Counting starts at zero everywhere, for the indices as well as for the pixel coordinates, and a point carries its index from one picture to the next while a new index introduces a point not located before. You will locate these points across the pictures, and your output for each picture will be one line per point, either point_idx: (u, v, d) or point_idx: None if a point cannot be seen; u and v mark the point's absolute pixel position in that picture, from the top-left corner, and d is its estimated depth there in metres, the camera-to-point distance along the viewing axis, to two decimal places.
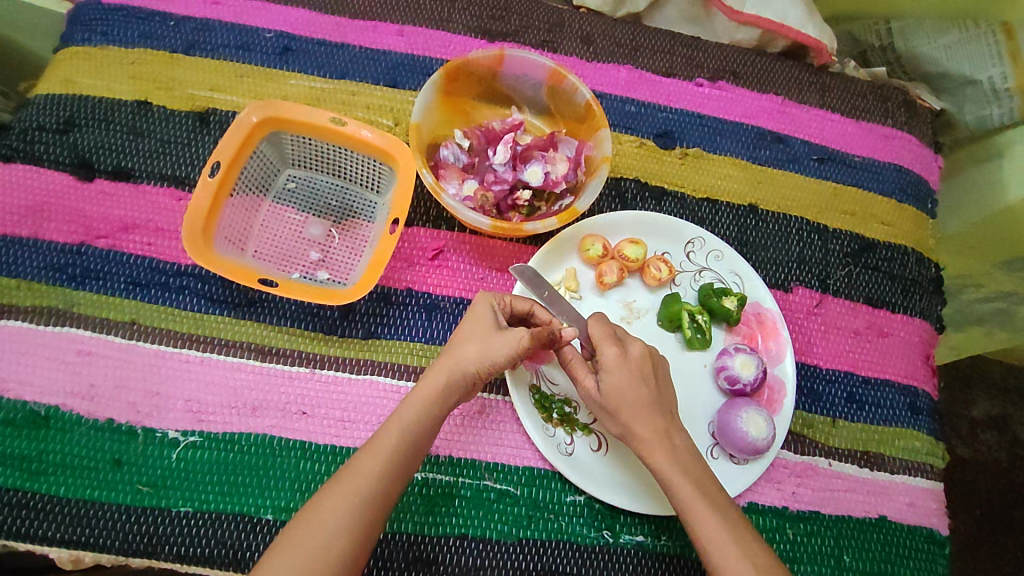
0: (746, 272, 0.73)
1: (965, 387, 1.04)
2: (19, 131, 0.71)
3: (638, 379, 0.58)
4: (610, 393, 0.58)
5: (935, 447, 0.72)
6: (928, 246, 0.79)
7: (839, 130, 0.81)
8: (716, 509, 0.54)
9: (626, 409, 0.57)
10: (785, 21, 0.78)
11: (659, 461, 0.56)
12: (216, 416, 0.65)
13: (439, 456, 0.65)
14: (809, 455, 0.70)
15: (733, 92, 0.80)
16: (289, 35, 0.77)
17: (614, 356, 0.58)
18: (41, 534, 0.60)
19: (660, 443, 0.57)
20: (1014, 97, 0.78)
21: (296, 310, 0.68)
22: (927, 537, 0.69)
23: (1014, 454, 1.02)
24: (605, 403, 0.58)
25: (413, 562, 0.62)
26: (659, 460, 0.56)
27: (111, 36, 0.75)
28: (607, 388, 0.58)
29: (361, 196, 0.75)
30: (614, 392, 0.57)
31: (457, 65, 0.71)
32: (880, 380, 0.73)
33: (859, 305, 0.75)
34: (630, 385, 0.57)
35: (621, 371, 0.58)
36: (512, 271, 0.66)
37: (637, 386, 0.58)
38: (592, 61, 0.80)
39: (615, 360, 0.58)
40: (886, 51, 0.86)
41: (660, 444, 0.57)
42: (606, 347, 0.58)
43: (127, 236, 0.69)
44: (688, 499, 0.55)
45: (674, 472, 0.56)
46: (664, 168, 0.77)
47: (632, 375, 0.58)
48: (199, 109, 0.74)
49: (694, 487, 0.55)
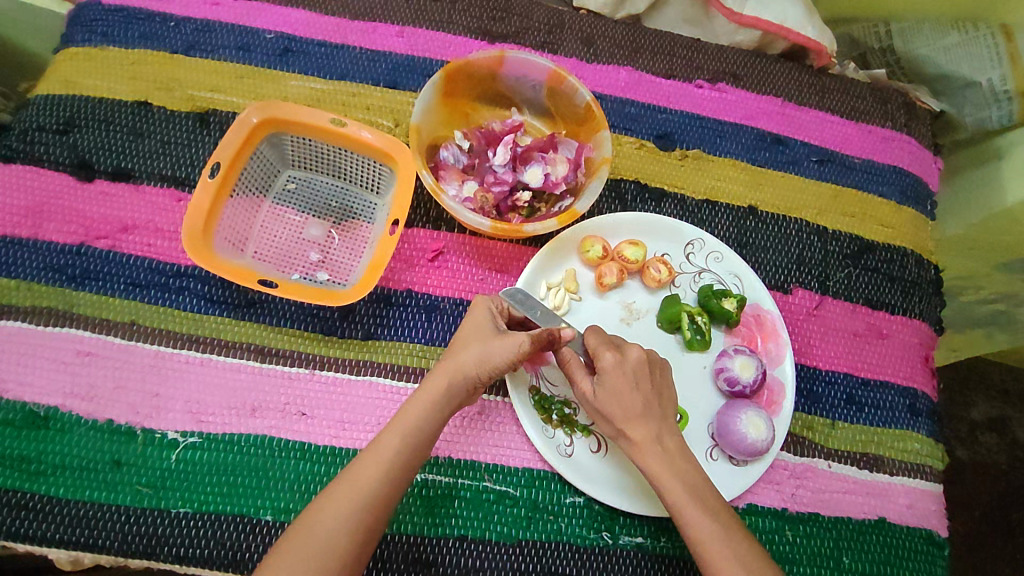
0: (746, 273, 0.73)
1: (965, 390, 1.04)
2: (19, 132, 0.71)
3: (636, 383, 0.58)
4: (607, 397, 0.58)
5: (935, 449, 0.72)
6: (927, 247, 0.79)
7: (839, 132, 0.81)
8: (708, 509, 0.55)
9: (624, 414, 0.57)
10: (785, 22, 0.78)
11: (651, 461, 0.57)
12: (216, 417, 0.64)
13: (438, 457, 0.65)
14: (808, 456, 0.70)
15: (733, 94, 0.81)
16: (290, 36, 0.77)
17: (612, 361, 0.58)
18: (41, 535, 0.60)
19: (653, 445, 0.57)
20: (1013, 98, 0.78)
21: (296, 311, 0.68)
22: (927, 539, 0.69)
23: (1014, 457, 1.02)
24: (603, 407, 0.58)
25: (413, 563, 0.62)
26: (652, 463, 0.57)
27: (111, 37, 0.75)
28: (604, 392, 0.58)
29: (361, 197, 0.75)
30: (612, 397, 0.58)
31: (457, 66, 0.71)
32: (880, 382, 0.73)
33: (859, 306, 0.75)
34: (628, 388, 0.58)
35: (618, 376, 0.58)
36: (504, 296, 0.62)
37: (635, 390, 0.58)
38: (592, 62, 0.80)
39: (614, 365, 0.58)
40: (886, 53, 0.86)
41: (654, 446, 0.57)
42: (604, 353, 0.58)
43: (127, 236, 0.69)
44: (680, 499, 0.55)
45: (666, 473, 0.56)
46: (664, 169, 0.78)
47: (631, 379, 0.58)
48: (199, 109, 0.74)
49: (686, 487, 0.56)
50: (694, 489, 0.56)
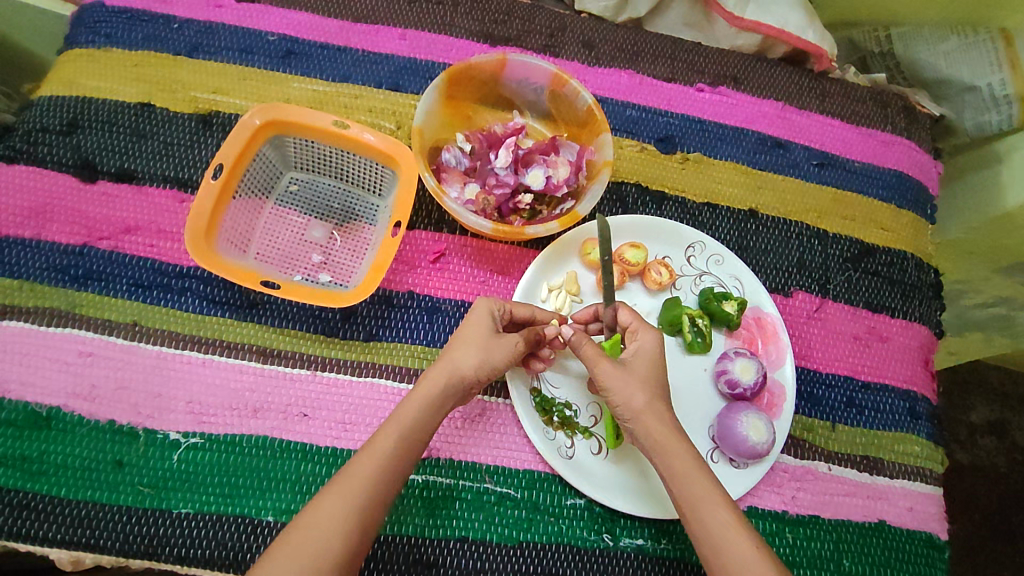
0: (746, 276, 0.73)
1: (964, 393, 1.05)
2: (22, 132, 0.71)
3: (659, 365, 0.60)
4: (634, 371, 0.58)
5: (935, 452, 0.73)
6: (927, 251, 0.79)
7: (839, 136, 0.81)
8: (726, 505, 0.54)
9: (644, 395, 0.57)
10: (785, 26, 0.79)
11: (668, 457, 0.55)
12: (217, 418, 0.65)
13: (439, 459, 0.65)
14: (809, 459, 0.70)
15: (734, 98, 0.81)
16: (292, 38, 0.78)
17: (651, 339, 0.61)
18: (42, 535, 0.60)
19: (674, 444, 0.56)
20: (1013, 103, 0.79)
21: (297, 311, 0.69)
22: (927, 542, 0.70)
23: (1012, 460, 1.02)
24: (627, 380, 0.57)
25: (413, 564, 0.63)
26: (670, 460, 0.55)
27: (115, 39, 0.76)
28: (636, 367, 0.59)
29: (363, 199, 0.75)
30: (635, 375, 0.58)
31: (459, 69, 0.71)
32: (880, 385, 0.73)
33: (859, 310, 0.75)
34: (650, 367, 0.59)
35: (652, 358, 0.60)
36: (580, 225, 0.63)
37: (657, 372, 0.59)
38: (592, 66, 0.80)
39: (652, 347, 0.60)
40: (885, 57, 0.86)
41: (672, 441, 0.56)
42: (645, 335, 0.61)
43: (130, 237, 0.69)
44: (697, 494, 0.54)
45: (687, 471, 0.55)
46: (665, 172, 0.78)
47: (656, 360, 0.60)
48: (201, 111, 0.74)
49: (705, 487, 0.54)
50: (712, 486, 0.55)
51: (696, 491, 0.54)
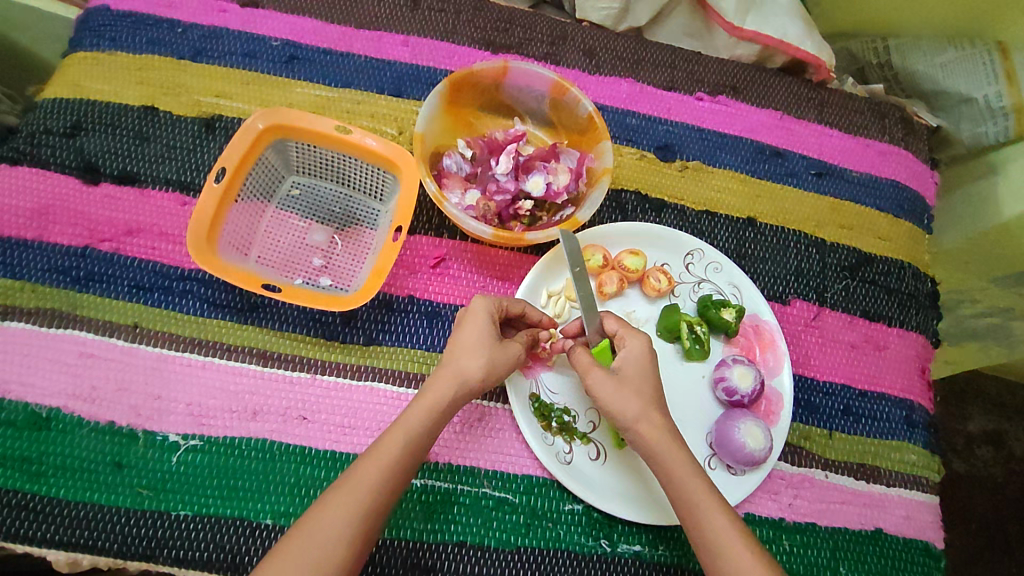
0: (745, 284, 0.73)
1: (960, 403, 1.05)
2: (27, 134, 0.71)
3: (649, 369, 0.60)
4: (625, 377, 0.58)
5: (931, 461, 0.73)
6: (924, 260, 0.80)
7: (837, 146, 0.82)
8: (723, 511, 0.54)
9: (637, 403, 0.57)
10: (785, 36, 0.80)
11: (667, 462, 0.55)
12: (216, 420, 0.65)
13: (439, 464, 0.65)
14: (806, 467, 0.70)
15: (734, 107, 0.82)
16: (295, 44, 0.78)
17: (638, 343, 0.61)
18: (40, 536, 0.60)
19: (669, 450, 0.56)
20: (1009, 114, 0.78)
21: (298, 315, 0.69)
22: (923, 551, 0.70)
23: (1010, 470, 1.02)
24: (620, 392, 0.57)
25: (412, 569, 0.63)
26: (667, 465, 0.55)
27: (119, 43, 0.76)
28: (627, 374, 0.59)
29: (363, 203, 0.75)
30: (629, 384, 0.58)
31: (462, 76, 0.72)
32: (876, 394, 0.74)
33: (856, 319, 0.75)
34: (642, 372, 0.59)
35: (639, 363, 0.60)
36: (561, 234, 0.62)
37: (649, 378, 0.59)
38: (593, 74, 0.81)
39: (641, 351, 0.60)
40: (884, 68, 0.87)
41: (669, 448, 0.56)
42: (632, 340, 0.61)
43: (132, 240, 0.69)
44: (696, 502, 0.54)
45: (685, 475, 0.55)
46: (664, 180, 0.78)
47: (646, 365, 0.60)
48: (205, 115, 0.75)
49: (702, 487, 0.55)
50: (712, 493, 0.55)
51: (694, 495, 0.54)
